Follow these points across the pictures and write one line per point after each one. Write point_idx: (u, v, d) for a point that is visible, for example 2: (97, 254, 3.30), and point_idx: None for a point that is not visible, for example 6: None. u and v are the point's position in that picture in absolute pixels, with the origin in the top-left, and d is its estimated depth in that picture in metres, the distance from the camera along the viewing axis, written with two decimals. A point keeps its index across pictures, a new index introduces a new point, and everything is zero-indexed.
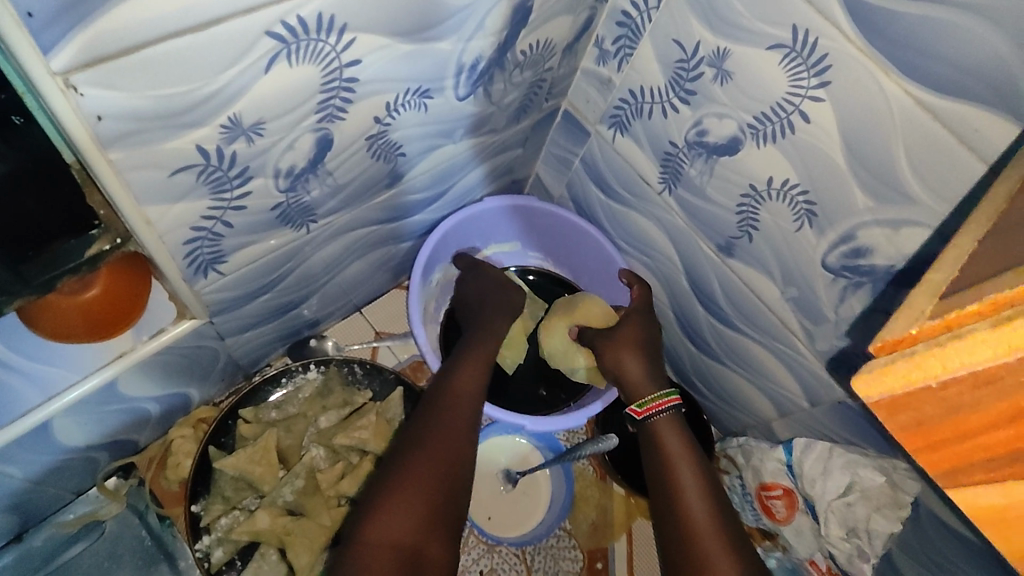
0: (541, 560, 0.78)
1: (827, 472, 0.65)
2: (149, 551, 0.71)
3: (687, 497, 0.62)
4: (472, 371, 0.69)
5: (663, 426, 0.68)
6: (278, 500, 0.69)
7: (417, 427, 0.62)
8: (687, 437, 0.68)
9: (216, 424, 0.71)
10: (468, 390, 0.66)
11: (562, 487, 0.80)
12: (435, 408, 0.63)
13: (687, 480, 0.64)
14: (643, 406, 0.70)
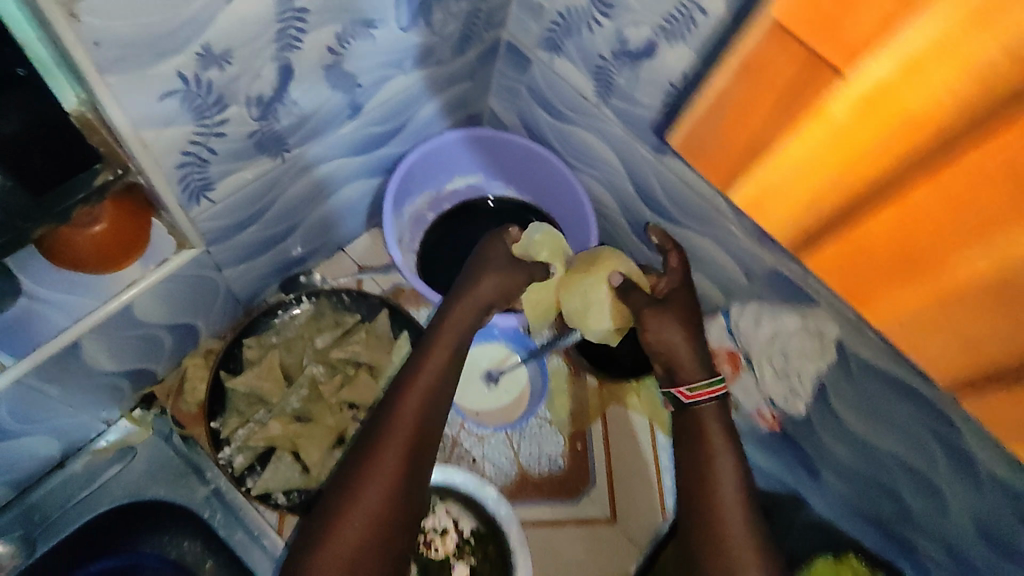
0: (527, 445, 0.87)
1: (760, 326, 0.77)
2: (177, 467, 0.79)
3: (713, 473, 0.68)
4: (435, 376, 0.66)
5: (710, 411, 0.72)
6: (287, 408, 0.79)
7: (366, 449, 0.61)
8: (724, 414, 0.73)
9: (224, 352, 0.79)
10: (425, 393, 0.64)
11: (539, 379, 0.89)
12: (390, 432, 0.61)
13: (717, 450, 0.69)
14: (694, 390, 0.72)
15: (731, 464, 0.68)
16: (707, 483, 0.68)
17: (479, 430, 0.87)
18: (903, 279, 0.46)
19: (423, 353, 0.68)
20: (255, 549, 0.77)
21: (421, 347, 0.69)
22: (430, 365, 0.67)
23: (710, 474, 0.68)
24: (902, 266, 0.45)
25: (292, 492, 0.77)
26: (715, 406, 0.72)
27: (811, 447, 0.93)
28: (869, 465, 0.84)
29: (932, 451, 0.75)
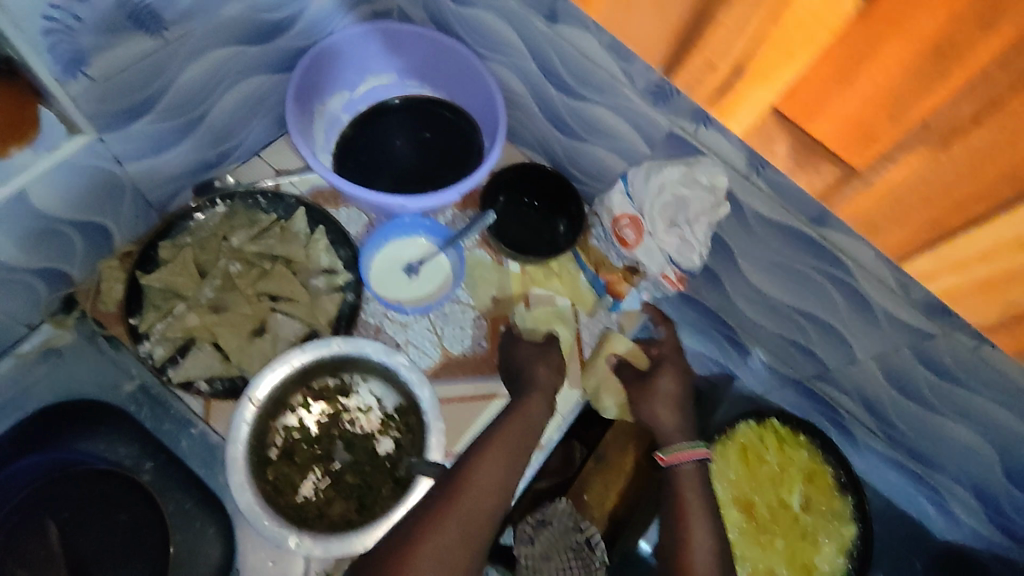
0: (450, 329, 0.90)
1: (653, 179, 0.78)
2: (100, 370, 0.81)
3: (692, 528, 0.76)
4: (496, 454, 0.72)
5: (688, 470, 0.80)
6: (201, 300, 0.80)
7: (443, 503, 0.67)
8: (706, 481, 0.80)
9: (139, 253, 0.80)
10: (492, 484, 0.70)
11: (457, 266, 0.91)
12: (464, 493, 0.68)
13: (692, 505, 0.77)
14: (669, 453, 0.81)
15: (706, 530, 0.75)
16: (684, 525, 0.76)
17: (402, 318, 0.89)
18: (920, 228, 0.40)
19: (492, 433, 0.75)
20: (186, 438, 0.80)
21: (490, 432, 0.75)
22: (489, 462, 0.71)
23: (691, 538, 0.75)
24: (929, 223, 0.39)
25: (214, 380, 0.79)
26: (691, 467, 0.80)
27: (729, 316, 1.00)
28: (778, 317, 0.93)
29: (825, 294, 0.83)
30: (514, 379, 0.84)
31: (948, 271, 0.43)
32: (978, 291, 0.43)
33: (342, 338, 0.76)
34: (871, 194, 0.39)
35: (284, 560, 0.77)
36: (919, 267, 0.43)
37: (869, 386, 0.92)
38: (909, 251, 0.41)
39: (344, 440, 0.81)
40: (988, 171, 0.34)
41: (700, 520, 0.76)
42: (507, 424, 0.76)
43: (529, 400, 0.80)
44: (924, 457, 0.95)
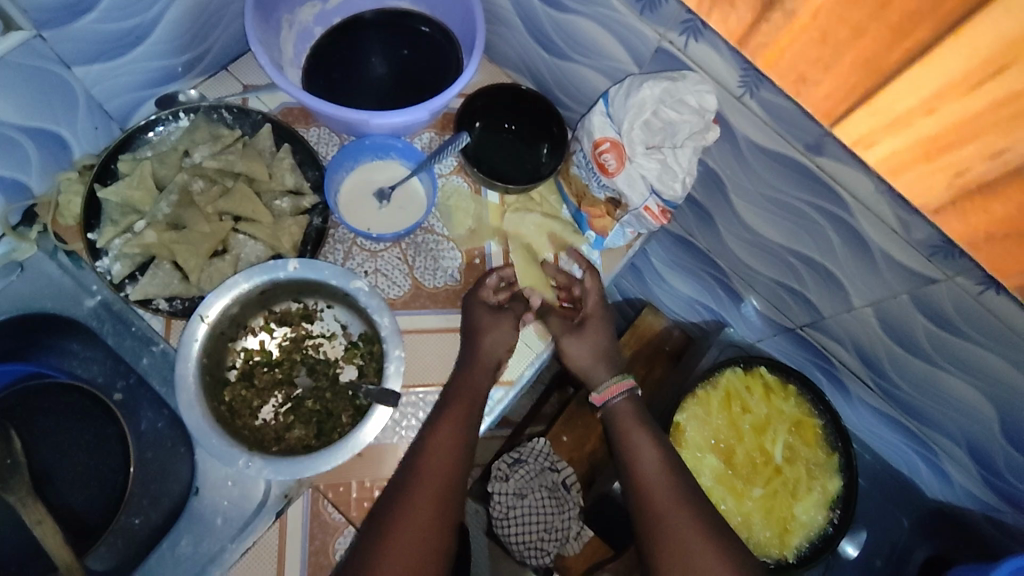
0: (422, 260, 0.86)
1: (634, 99, 0.71)
2: (63, 284, 0.80)
3: (639, 457, 0.76)
4: (451, 431, 0.72)
5: (623, 405, 0.81)
6: (159, 216, 0.78)
7: (396, 500, 0.68)
8: (642, 416, 0.81)
9: (98, 166, 0.78)
10: (440, 472, 0.70)
11: (430, 192, 0.85)
12: (416, 489, 0.68)
13: (634, 436, 0.78)
14: (602, 392, 0.83)
15: (650, 448, 0.77)
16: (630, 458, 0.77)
17: (372, 246, 0.86)
18: (849, 67, 0.54)
19: (441, 415, 0.73)
20: (147, 355, 0.81)
21: (441, 408, 0.74)
22: (438, 452, 0.70)
23: (641, 473, 0.75)
24: (854, 77, 0.55)
25: (174, 299, 0.77)
26: (624, 399, 0.82)
27: (720, 258, 0.95)
28: (770, 260, 0.87)
29: (821, 233, 0.77)
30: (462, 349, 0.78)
31: (885, 133, 0.57)
32: (910, 151, 0.57)
33: (296, 261, 0.72)
34: (790, 24, 0.54)
35: (243, 481, 0.76)
36: (862, 129, 0.59)
37: (864, 336, 0.86)
38: (848, 108, 0.58)
39: (306, 366, 0.78)
40: (881, 36, 0.51)
41: (637, 445, 0.77)
42: (457, 400, 0.74)
43: (469, 374, 0.76)
44: (920, 413, 0.89)
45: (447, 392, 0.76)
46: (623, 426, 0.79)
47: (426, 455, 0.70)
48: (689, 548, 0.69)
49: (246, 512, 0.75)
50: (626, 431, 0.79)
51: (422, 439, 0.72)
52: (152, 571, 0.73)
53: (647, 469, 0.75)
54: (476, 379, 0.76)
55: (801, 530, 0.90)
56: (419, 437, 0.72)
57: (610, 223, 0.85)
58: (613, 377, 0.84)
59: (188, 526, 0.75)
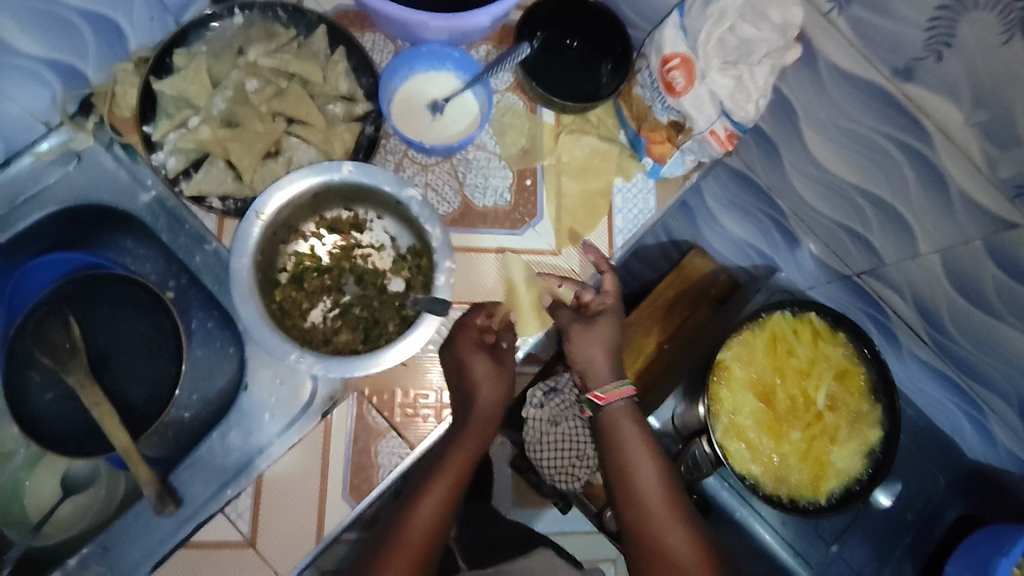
0: (473, 177, 0.85)
1: (714, 11, 0.68)
2: (116, 176, 0.80)
3: (640, 477, 0.74)
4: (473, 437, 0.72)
5: (617, 410, 0.76)
6: (213, 111, 0.78)
7: (380, 554, 0.67)
8: (638, 422, 0.76)
9: (154, 58, 0.77)
10: (442, 489, 0.69)
11: (485, 105, 0.82)
12: (401, 546, 0.67)
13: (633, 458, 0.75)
14: (604, 392, 0.76)
15: (647, 459, 0.74)
16: (626, 475, 0.74)
17: (424, 159, 0.84)
18: None
19: (433, 474, 0.70)
20: (200, 253, 0.80)
21: (434, 467, 0.71)
22: (425, 513, 0.69)
23: (634, 483, 0.74)
24: None
25: (227, 199, 0.77)
26: (622, 405, 0.76)
27: (780, 196, 0.91)
28: (835, 200, 0.84)
29: (896, 171, 0.73)
30: (461, 398, 0.74)
31: None
32: None
33: (350, 163, 0.71)
34: None
35: (292, 381, 0.77)
36: None
37: (924, 286, 0.82)
38: None
39: (355, 275, 0.78)
40: None
41: (638, 450, 0.75)
42: (453, 459, 0.71)
43: (469, 435, 0.72)
44: (974, 369, 0.86)
45: (441, 447, 0.73)
46: (617, 436, 0.76)
47: (416, 513, 0.68)
48: (681, 563, 0.71)
49: (294, 410, 0.76)
50: (622, 450, 0.75)
51: (411, 496, 0.70)
52: (202, 458, 0.75)
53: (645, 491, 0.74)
54: (476, 437, 0.72)
55: (836, 476, 0.89)
56: (410, 492, 0.70)
57: (670, 150, 0.81)
58: (614, 380, 0.77)
59: (238, 420, 0.77)
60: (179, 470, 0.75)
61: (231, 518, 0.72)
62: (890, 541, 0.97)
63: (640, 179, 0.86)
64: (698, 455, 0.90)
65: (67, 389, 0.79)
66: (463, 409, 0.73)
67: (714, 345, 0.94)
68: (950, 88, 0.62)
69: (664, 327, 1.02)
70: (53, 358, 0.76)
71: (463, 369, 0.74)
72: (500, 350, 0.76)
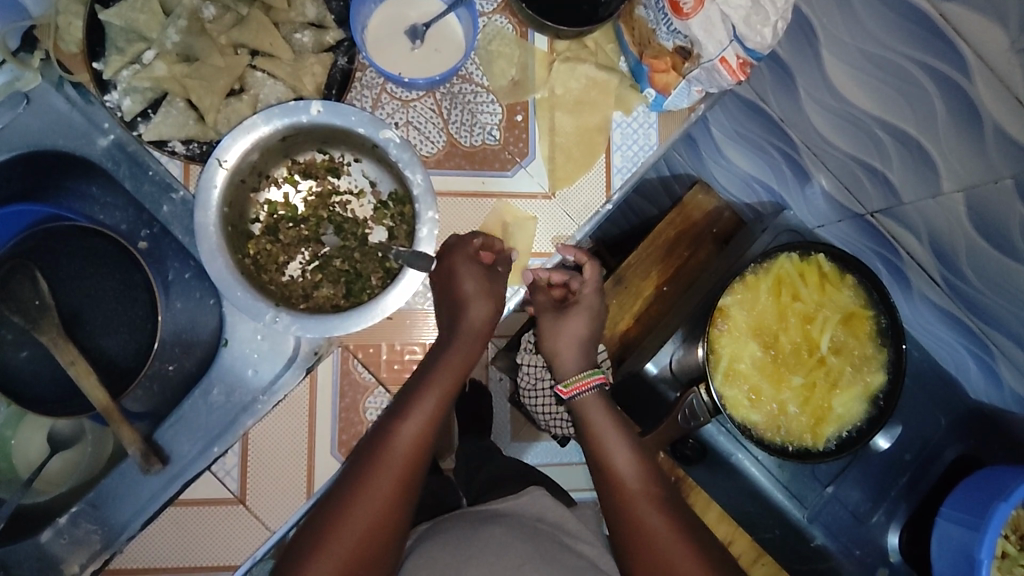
0: (458, 115, 0.78)
1: None
2: (69, 119, 0.74)
3: (624, 475, 0.66)
4: (467, 345, 0.67)
5: (588, 401, 0.69)
6: (167, 44, 0.70)
7: (361, 475, 0.60)
8: (613, 412, 0.69)
9: None
10: (448, 385, 0.65)
11: (470, 31, 0.74)
12: (389, 452, 0.61)
13: (617, 459, 0.66)
14: (569, 385, 0.70)
15: (627, 457, 0.66)
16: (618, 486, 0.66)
17: (404, 94, 0.76)
18: None
19: (414, 393, 0.64)
20: (167, 203, 0.74)
21: (413, 388, 0.64)
22: (402, 449, 0.61)
23: (636, 512, 0.64)
24: None
25: (191, 143, 0.71)
26: (588, 399, 0.69)
27: (793, 129, 0.83)
28: (854, 134, 0.76)
29: (923, 101, 0.66)
30: (447, 316, 0.68)
31: None
32: None
33: (319, 103, 0.65)
34: None
35: (274, 336, 0.74)
36: None
37: (943, 226, 0.76)
38: None
39: (333, 224, 0.73)
40: None
41: (614, 439, 0.67)
42: (436, 381, 0.64)
43: (453, 350, 0.66)
44: (983, 309, 0.81)
45: (423, 367, 0.67)
46: (596, 432, 0.68)
47: (394, 434, 0.61)
48: None
49: (278, 365, 0.74)
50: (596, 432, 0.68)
51: (391, 417, 0.63)
52: (187, 415, 0.74)
53: (661, 541, 0.62)
54: (463, 350, 0.67)
55: (836, 422, 0.87)
56: (389, 414, 0.63)
57: (674, 81, 0.73)
58: (579, 370, 0.71)
59: (221, 376, 0.74)
60: (163, 428, 0.73)
61: (219, 476, 0.70)
62: (886, 482, 0.96)
63: (640, 112, 0.79)
64: (695, 403, 0.85)
65: (42, 347, 0.76)
66: (447, 326, 0.68)
67: (716, 289, 0.91)
68: (993, 5, 0.55)
69: (664, 267, 1.01)
70: (22, 316, 0.73)
71: (451, 282, 0.68)
72: (495, 272, 0.70)
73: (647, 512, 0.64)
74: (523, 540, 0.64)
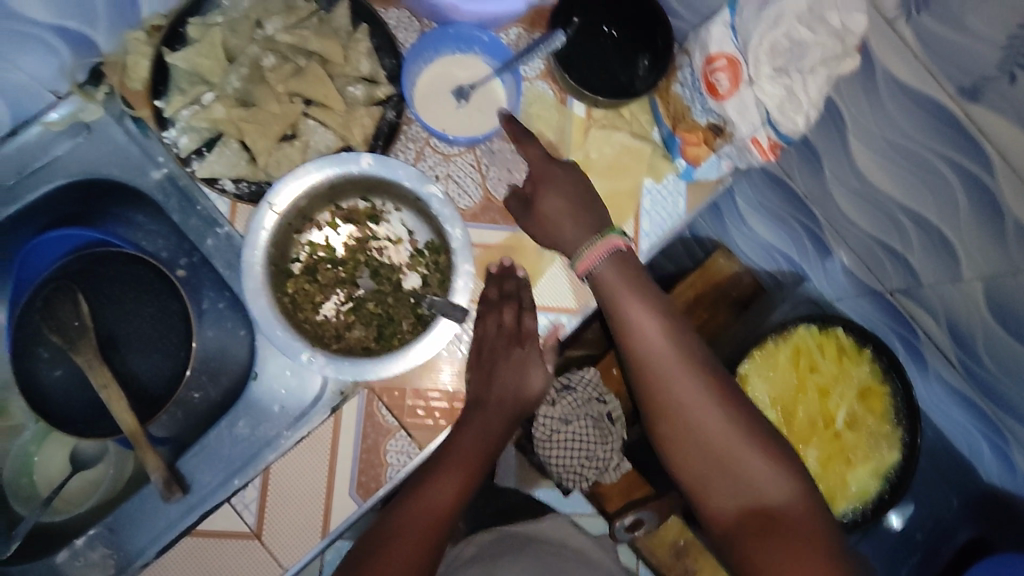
0: (496, 171, 0.81)
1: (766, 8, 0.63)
2: (126, 150, 0.77)
3: (652, 345, 0.69)
4: (484, 426, 0.72)
5: (605, 271, 0.70)
6: (229, 89, 0.74)
7: (385, 540, 0.65)
8: (630, 271, 0.71)
9: (165, 28, 0.73)
10: (468, 459, 0.71)
11: (514, 92, 0.77)
12: (410, 519, 0.66)
13: (641, 332, 0.70)
14: None
15: (650, 320, 0.70)
16: (647, 358, 0.70)
17: (445, 149, 0.80)
18: None
19: (436, 466, 0.70)
20: (212, 237, 0.77)
21: (441, 455, 0.70)
22: (424, 512, 0.67)
23: (665, 376, 0.69)
24: None
25: (240, 182, 0.74)
26: (605, 263, 0.71)
27: (817, 206, 0.86)
28: (876, 215, 0.79)
29: (947, 192, 0.69)
30: (474, 399, 0.74)
31: None
32: None
33: (369, 156, 0.68)
34: None
35: (303, 373, 0.76)
36: None
37: (962, 311, 0.78)
38: None
39: (370, 268, 0.75)
40: None
41: (634, 299, 0.70)
42: (455, 460, 0.70)
43: (474, 430, 0.72)
44: (998, 394, 0.82)
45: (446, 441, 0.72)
46: (617, 302, 0.70)
47: (419, 503, 0.67)
48: (723, 510, 0.68)
49: (303, 403, 0.76)
50: (631, 330, 0.70)
51: (421, 480, 0.69)
52: (210, 446, 0.75)
53: (690, 409, 0.68)
54: (485, 431, 0.72)
55: (851, 496, 0.87)
56: (414, 485, 0.69)
57: (704, 154, 0.77)
58: None
59: (248, 408, 0.76)
60: (187, 456, 0.74)
61: (238, 509, 0.71)
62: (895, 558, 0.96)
63: (670, 181, 0.82)
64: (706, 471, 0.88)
65: (75, 367, 0.78)
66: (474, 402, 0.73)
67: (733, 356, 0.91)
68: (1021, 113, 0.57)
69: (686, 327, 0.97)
70: (60, 336, 0.75)
71: (492, 373, 0.74)
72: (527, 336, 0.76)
73: (675, 375, 0.69)
74: (544, 572, 0.66)
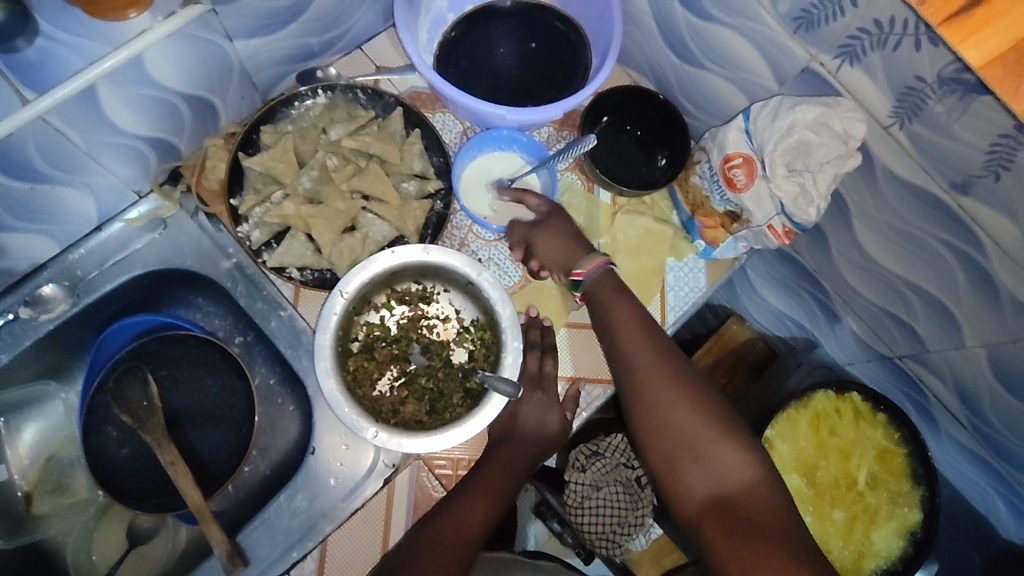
0: None
1: (776, 116, 0.73)
2: (200, 241, 0.85)
3: (637, 359, 0.70)
4: (514, 451, 0.75)
5: (598, 283, 0.76)
6: (298, 189, 0.82)
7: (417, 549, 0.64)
8: (623, 294, 0.75)
9: (242, 136, 0.82)
10: (499, 476, 0.72)
11: (550, 184, 0.87)
12: (442, 530, 0.66)
13: (628, 342, 0.71)
14: None
15: (636, 330, 0.71)
16: (631, 373, 0.69)
17: (487, 235, 0.88)
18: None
19: (467, 485, 0.71)
20: (275, 319, 0.84)
21: (469, 479, 0.72)
22: (457, 522, 0.67)
23: (645, 385, 0.68)
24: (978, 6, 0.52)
25: (305, 270, 0.81)
26: (604, 276, 0.76)
27: (826, 280, 0.94)
28: (883, 288, 0.86)
29: (946, 269, 0.76)
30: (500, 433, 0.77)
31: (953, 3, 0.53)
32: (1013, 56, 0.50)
33: (429, 245, 0.76)
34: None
35: (357, 446, 0.81)
36: None
37: (969, 376, 0.84)
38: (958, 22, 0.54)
39: (421, 345, 0.82)
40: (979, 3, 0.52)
41: (623, 310, 0.73)
42: (484, 480, 0.72)
43: (503, 454, 0.74)
44: (1010, 453, 0.87)
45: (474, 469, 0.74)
46: (608, 315, 0.73)
47: (453, 515, 0.67)
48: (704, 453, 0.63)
49: (356, 475, 0.80)
50: (619, 331, 0.72)
51: (452, 499, 0.70)
52: (270, 520, 0.78)
53: (670, 403, 0.66)
54: (515, 458, 0.75)
55: (878, 558, 0.90)
56: (444, 503, 0.70)
57: (722, 235, 0.85)
58: None
59: (306, 483, 0.80)
60: (247, 529, 0.78)
61: None
62: None
63: (691, 259, 0.90)
64: None
65: (141, 445, 0.83)
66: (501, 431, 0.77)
67: (755, 421, 0.96)
68: (1007, 204, 0.65)
69: None
70: (131, 416, 0.80)
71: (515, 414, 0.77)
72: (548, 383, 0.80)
73: (656, 386, 0.67)
74: None
